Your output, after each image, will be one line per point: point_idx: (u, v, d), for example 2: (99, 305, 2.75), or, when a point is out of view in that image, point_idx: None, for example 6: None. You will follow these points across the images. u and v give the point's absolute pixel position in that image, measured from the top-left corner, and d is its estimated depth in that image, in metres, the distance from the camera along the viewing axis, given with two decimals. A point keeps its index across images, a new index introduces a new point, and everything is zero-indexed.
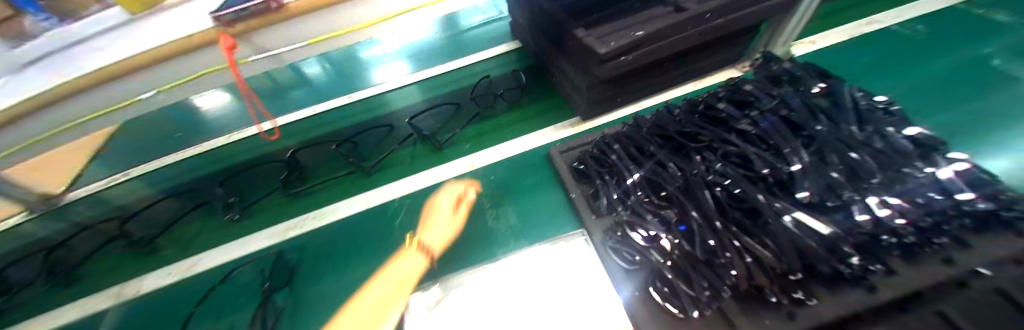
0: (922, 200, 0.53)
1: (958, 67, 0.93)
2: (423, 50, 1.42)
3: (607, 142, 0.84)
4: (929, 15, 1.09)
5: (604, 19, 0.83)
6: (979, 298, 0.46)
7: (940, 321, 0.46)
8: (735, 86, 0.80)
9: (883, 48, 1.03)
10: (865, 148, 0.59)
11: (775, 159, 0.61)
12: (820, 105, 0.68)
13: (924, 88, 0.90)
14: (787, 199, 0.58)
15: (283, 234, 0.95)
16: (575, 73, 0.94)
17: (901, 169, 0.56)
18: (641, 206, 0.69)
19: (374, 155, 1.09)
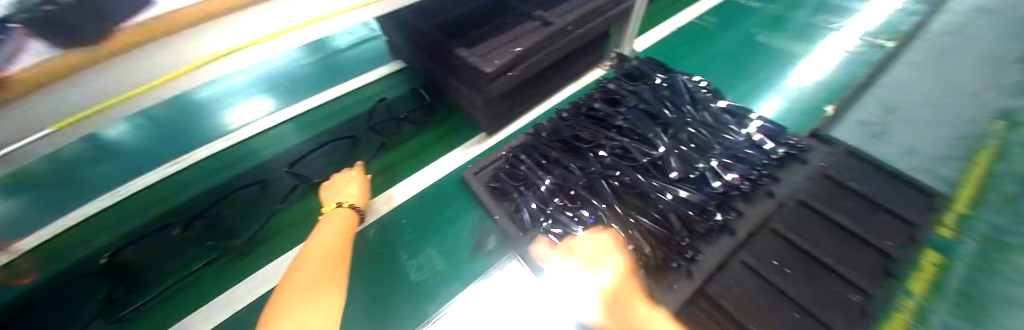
0: (743, 157, 0.76)
1: (739, 44, 1.27)
2: (283, 83, 1.21)
3: (515, 155, 0.86)
4: (712, 8, 1.44)
5: (483, 36, 0.83)
6: (794, 211, 0.74)
7: (776, 234, 0.71)
8: (604, 85, 0.93)
9: (696, 34, 1.33)
10: (701, 123, 0.80)
11: (648, 147, 0.76)
12: (666, 94, 0.86)
13: (726, 63, 1.20)
14: (663, 178, 0.73)
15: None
16: (469, 92, 0.94)
17: (724, 136, 0.79)
18: (558, 212, 0.74)
19: (240, 226, 0.85)
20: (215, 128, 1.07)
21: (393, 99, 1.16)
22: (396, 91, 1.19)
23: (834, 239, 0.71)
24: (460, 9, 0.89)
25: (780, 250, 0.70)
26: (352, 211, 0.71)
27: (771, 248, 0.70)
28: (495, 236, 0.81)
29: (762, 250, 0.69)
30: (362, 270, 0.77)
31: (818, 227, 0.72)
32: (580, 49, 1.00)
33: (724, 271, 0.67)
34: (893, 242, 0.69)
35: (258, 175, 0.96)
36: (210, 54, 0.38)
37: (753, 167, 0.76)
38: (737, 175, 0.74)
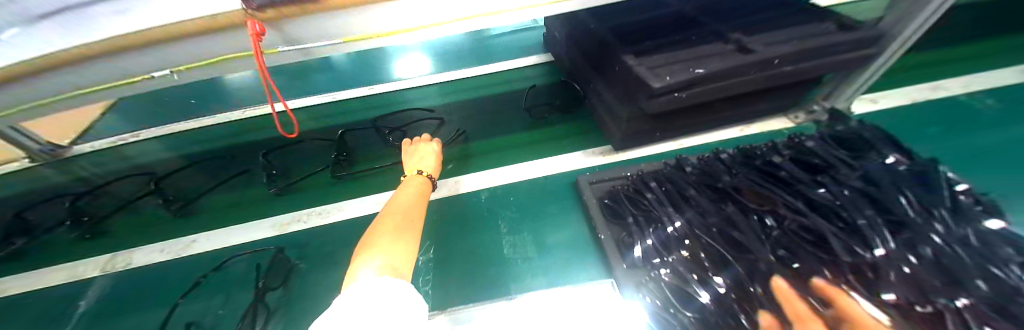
0: None
1: None
2: (445, 53, 1.44)
3: (644, 181, 0.78)
4: (987, 90, 1.01)
5: (658, 48, 0.76)
6: None
7: None
8: (796, 143, 0.75)
9: (959, 121, 0.94)
10: (954, 239, 0.52)
11: (854, 242, 0.54)
12: (903, 181, 0.61)
13: (1016, 172, 0.79)
14: (863, 286, 0.49)
15: (284, 228, 0.91)
16: (616, 101, 0.88)
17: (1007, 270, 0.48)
18: (680, 261, 0.62)
19: (393, 152, 1.06)
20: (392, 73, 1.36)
21: (531, 88, 1.21)
22: (536, 82, 1.24)
23: None
24: (638, 18, 0.86)
25: None
26: (424, 180, 0.74)
27: None
28: (592, 253, 0.75)
29: None
30: (464, 228, 0.84)
31: None
32: (771, 90, 0.82)
33: None
34: None
35: (413, 117, 1.15)
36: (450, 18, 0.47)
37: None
38: None
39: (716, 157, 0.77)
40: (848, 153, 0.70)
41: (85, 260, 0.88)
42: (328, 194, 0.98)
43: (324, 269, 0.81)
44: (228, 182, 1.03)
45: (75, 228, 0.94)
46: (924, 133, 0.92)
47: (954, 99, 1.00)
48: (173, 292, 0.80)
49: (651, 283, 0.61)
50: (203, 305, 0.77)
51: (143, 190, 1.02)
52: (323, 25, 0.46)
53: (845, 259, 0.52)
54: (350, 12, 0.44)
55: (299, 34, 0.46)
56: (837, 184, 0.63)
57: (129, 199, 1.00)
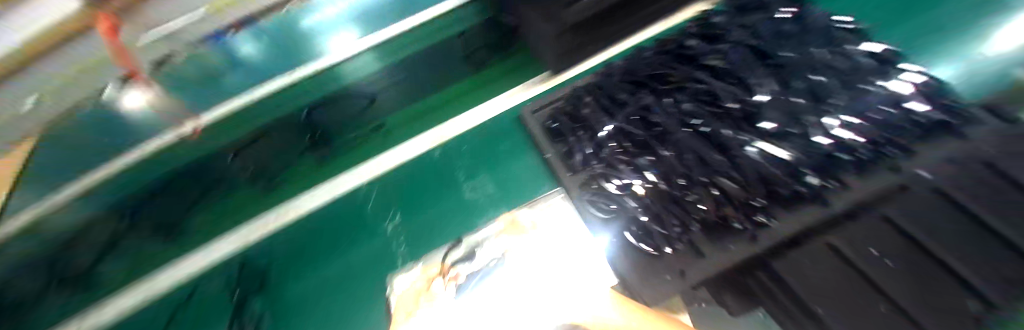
0: (875, 118, 0.57)
1: None
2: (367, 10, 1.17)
3: (580, 95, 0.83)
4: None
5: None
6: (921, 202, 0.50)
7: (886, 225, 0.50)
8: (705, 20, 0.79)
9: None
10: (826, 71, 0.63)
11: (742, 93, 0.64)
12: (787, 33, 0.70)
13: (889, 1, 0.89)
14: (749, 130, 0.60)
15: (247, 238, 0.94)
16: (540, 23, 0.89)
17: (861, 86, 0.60)
18: (614, 155, 0.70)
19: (347, 129, 1.10)
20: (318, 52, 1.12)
21: (460, 37, 1.16)
22: (467, 23, 1.16)
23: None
24: None
25: (887, 244, 0.49)
26: None
27: (872, 237, 0.50)
28: (546, 173, 0.82)
29: (857, 237, 0.50)
30: (426, 185, 0.88)
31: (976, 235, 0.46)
32: None
33: (790, 246, 0.54)
34: None
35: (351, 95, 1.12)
36: None
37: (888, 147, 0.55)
38: (859, 137, 0.55)
39: (640, 53, 0.81)
40: (744, 16, 0.76)
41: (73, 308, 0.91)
42: (295, 185, 1.02)
43: (304, 263, 0.87)
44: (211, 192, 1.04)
45: (62, 287, 0.91)
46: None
47: None
48: None
49: (593, 183, 0.71)
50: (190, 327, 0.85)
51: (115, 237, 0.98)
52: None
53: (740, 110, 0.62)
54: None
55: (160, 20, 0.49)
56: (736, 47, 0.70)
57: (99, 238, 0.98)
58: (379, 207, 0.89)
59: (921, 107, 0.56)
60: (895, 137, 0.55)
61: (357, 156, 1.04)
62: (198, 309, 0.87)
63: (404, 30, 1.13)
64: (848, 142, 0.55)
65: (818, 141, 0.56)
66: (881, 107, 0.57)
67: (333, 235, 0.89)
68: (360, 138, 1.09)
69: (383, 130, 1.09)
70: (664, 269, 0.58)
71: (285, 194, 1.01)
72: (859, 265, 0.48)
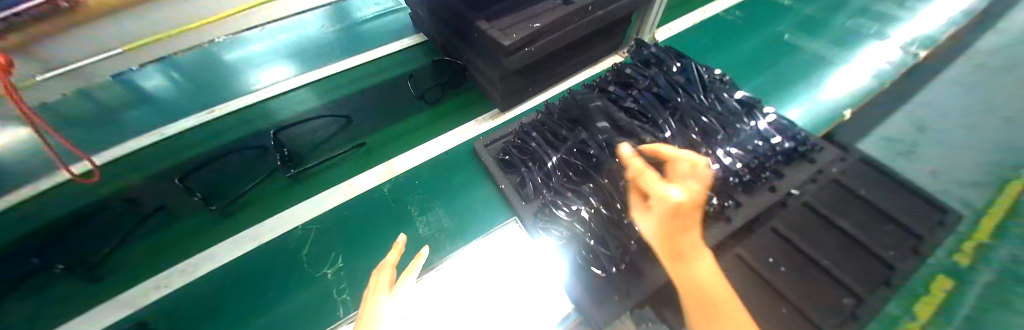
0: (749, 148, 0.74)
1: (745, 54, 1.41)
2: (303, 49, 1.25)
3: (526, 131, 0.90)
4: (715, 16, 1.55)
5: (507, 11, 0.86)
6: (760, 243, 0.95)
7: (737, 257, 0.93)
8: (619, 70, 0.93)
9: (703, 41, 1.45)
10: (709, 113, 0.79)
11: (653, 129, 0.77)
12: (679, 82, 0.85)
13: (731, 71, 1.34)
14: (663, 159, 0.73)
15: (145, 297, 0.75)
16: (486, 66, 0.97)
17: (734, 125, 0.77)
18: (562, 184, 0.77)
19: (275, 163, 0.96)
20: (244, 81, 1.14)
21: (407, 76, 1.20)
22: (414, 64, 1.24)
23: (835, 241, 0.95)
24: None
25: (750, 277, 0.90)
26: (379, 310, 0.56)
27: (739, 271, 0.91)
28: (498, 204, 0.86)
29: (733, 268, 0.91)
30: (378, 220, 0.86)
31: (797, 266, 0.91)
32: (599, 35, 1.01)
33: None
34: (873, 278, 0.88)
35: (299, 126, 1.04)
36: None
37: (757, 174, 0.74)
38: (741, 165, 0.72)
39: (573, 94, 0.92)
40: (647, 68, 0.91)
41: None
42: (208, 231, 0.84)
43: (220, 321, 0.72)
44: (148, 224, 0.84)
45: None
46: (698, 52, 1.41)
47: (702, 27, 1.50)
48: None
49: (546, 210, 0.76)
50: None
51: None
52: (103, 33, 0.40)
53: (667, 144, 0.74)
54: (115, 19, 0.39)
55: (58, 55, 0.40)
56: (644, 92, 0.83)
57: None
58: (314, 252, 0.81)
59: (775, 138, 0.76)
60: (763, 165, 0.74)
61: (297, 192, 0.91)
62: None
63: (348, 66, 1.21)
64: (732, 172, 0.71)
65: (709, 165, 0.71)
66: (753, 141, 0.75)
67: (261, 284, 0.77)
68: (310, 169, 0.95)
69: (365, 150, 1.01)
70: (611, 288, 0.66)
71: (189, 247, 0.82)
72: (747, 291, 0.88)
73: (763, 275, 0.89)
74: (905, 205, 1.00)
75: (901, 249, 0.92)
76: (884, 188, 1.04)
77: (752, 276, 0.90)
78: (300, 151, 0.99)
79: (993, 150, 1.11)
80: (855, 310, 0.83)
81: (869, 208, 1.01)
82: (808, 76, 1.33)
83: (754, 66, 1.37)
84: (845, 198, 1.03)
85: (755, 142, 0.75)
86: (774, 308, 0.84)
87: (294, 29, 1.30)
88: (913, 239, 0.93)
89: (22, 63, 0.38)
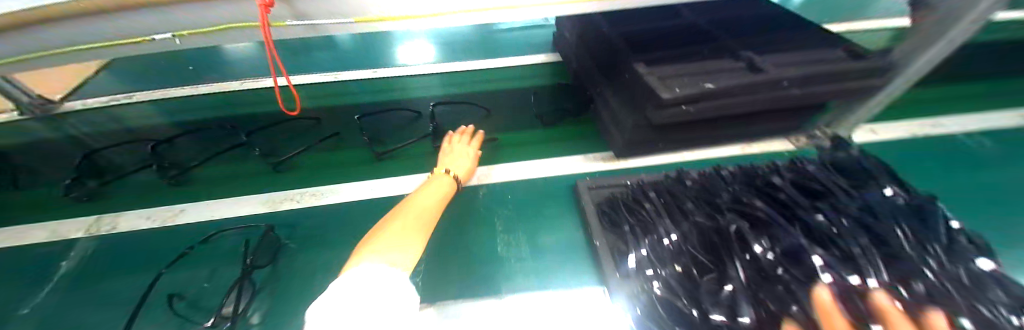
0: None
1: (1004, 187, 0.91)
2: (451, 43, 1.39)
3: (648, 193, 0.79)
4: (947, 130, 1.07)
5: (673, 60, 0.76)
6: None
7: None
8: (801, 171, 0.78)
9: (925, 154, 1.00)
10: (949, 277, 0.55)
11: (835, 261, 0.59)
12: (895, 211, 0.66)
13: (980, 205, 0.86)
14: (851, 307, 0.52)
15: (273, 206, 0.87)
16: (621, 109, 0.88)
17: (996, 307, 0.51)
18: (682, 275, 0.63)
19: (409, 132, 1.06)
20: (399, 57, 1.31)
21: (534, 90, 1.20)
22: (542, 82, 1.23)
23: None
24: (651, 26, 0.88)
25: None
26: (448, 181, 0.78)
27: None
28: (587, 256, 0.76)
29: None
30: (467, 219, 0.83)
31: None
32: (772, 114, 0.84)
33: None
34: None
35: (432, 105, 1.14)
36: None
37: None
38: None
39: (722, 174, 0.80)
40: (849, 185, 0.74)
41: (70, 219, 0.84)
42: (337, 174, 0.95)
43: (313, 255, 0.77)
44: (319, 144, 1.02)
45: (78, 185, 0.89)
46: (930, 166, 0.96)
47: (924, 135, 1.05)
48: (135, 263, 0.76)
49: (646, 297, 0.62)
50: (190, 276, 0.73)
51: (148, 161, 0.96)
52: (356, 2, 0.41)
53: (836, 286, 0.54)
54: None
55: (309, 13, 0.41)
56: (832, 211, 0.68)
57: (146, 154, 0.96)
58: None
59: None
60: None
61: (408, 165, 0.97)
62: (205, 262, 0.76)
63: (483, 66, 1.29)
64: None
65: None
66: None
67: (348, 238, 0.80)
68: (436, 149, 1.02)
69: (495, 145, 1.04)
70: None
71: (316, 181, 0.93)
72: None
73: None
74: None
75: None
76: None
77: None
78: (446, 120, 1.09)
79: None
80: None
81: None
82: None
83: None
84: None
85: None
86: None
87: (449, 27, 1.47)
88: None
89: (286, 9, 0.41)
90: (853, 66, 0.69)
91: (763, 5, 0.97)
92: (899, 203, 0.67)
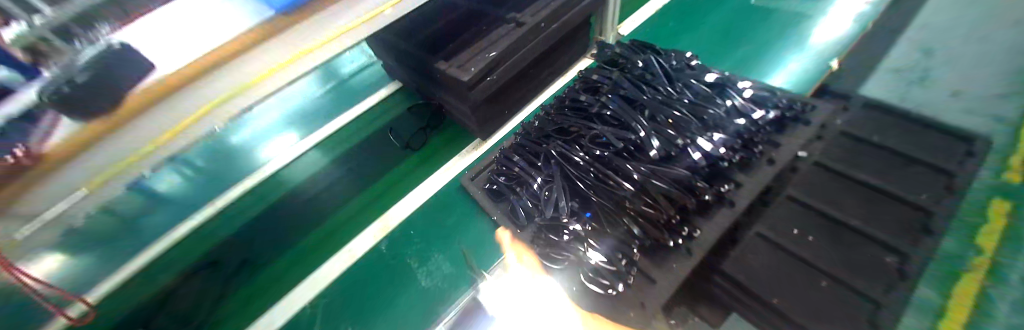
0: (745, 111, 0.72)
1: (715, 24, 1.43)
2: (299, 113, 1.32)
3: (507, 156, 0.88)
4: (673, 2, 1.55)
5: (466, 47, 0.90)
6: (780, 213, 0.89)
7: (758, 238, 0.86)
8: (586, 77, 0.92)
9: (671, 22, 1.48)
10: (682, 98, 0.76)
11: (623, 132, 0.73)
12: (642, 72, 0.84)
13: (709, 42, 1.38)
14: (644, 159, 0.69)
15: None
16: (454, 101, 0.99)
17: (716, 100, 0.75)
18: (547, 203, 0.73)
19: (290, 232, 1.00)
20: (255, 159, 1.20)
21: (392, 123, 1.22)
22: (395, 112, 1.26)
23: (860, 198, 0.88)
24: (436, 26, 0.99)
25: (777, 259, 0.83)
26: None
27: (767, 255, 0.84)
28: (497, 236, 0.84)
29: (760, 251, 0.84)
30: (382, 274, 0.85)
31: (827, 234, 0.84)
32: (559, 45, 1.05)
33: (726, 257, 0.85)
34: (910, 236, 0.80)
35: (300, 191, 1.08)
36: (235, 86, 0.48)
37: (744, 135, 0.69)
38: (725, 147, 0.67)
39: (544, 111, 0.92)
40: (613, 70, 0.90)
41: None
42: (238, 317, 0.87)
43: None
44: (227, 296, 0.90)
45: None
46: (665, 31, 1.45)
47: (665, 11, 1.53)
48: None
49: (542, 236, 0.74)
50: None
51: None
52: (131, 139, 0.43)
53: (629, 148, 0.71)
54: (137, 124, 0.43)
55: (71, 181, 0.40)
56: (611, 95, 0.81)
57: None
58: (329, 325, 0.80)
59: (757, 112, 0.71)
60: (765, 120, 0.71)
61: (315, 260, 0.93)
62: None
63: (336, 125, 1.25)
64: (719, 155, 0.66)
65: (710, 147, 0.66)
66: (761, 98, 0.76)
67: None
68: (323, 231, 0.98)
69: (379, 193, 1.04)
70: (627, 306, 0.63)
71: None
72: (778, 264, 0.82)
73: (790, 251, 0.83)
74: (926, 144, 0.94)
75: (934, 190, 0.85)
76: (897, 131, 0.98)
77: (778, 254, 0.84)
78: (321, 202, 1.05)
79: (978, 64, 1.09)
80: (900, 269, 0.76)
81: (888, 156, 0.94)
82: (781, 35, 1.34)
83: (726, 32, 1.40)
84: (861, 149, 0.97)
85: (757, 101, 0.75)
86: (807, 284, 0.78)
87: (284, 103, 1.36)
88: (941, 178, 0.87)
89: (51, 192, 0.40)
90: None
91: None
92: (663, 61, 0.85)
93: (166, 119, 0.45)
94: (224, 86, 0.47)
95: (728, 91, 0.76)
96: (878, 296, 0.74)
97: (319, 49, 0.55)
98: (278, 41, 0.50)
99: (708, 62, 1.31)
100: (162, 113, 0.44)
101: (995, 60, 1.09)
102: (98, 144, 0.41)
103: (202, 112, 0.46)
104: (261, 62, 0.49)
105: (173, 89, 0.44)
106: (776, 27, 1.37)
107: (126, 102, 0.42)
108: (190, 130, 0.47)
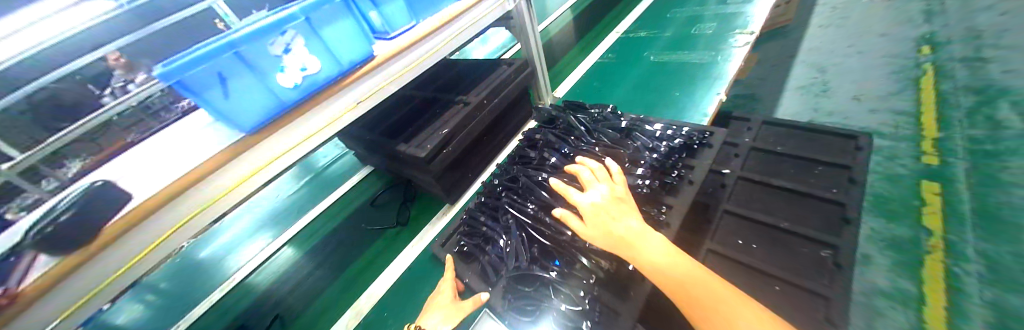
0: (657, 146, 0.88)
1: (630, 81, 1.71)
2: (271, 217, 1.35)
3: (472, 218, 0.96)
4: (593, 72, 1.87)
5: (422, 130, 1.03)
6: (726, 229, 0.98)
7: (712, 255, 0.93)
8: (530, 138, 1.06)
9: (594, 87, 1.75)
10: (604, 145, 0.93)
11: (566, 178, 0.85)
12: (571, 129, 1.02)
13: (626, 96, 1.62)
14: None
15: None
16: (419, 175, 1.09)
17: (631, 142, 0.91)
18: (513, 252, 0.80)
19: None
20: (225, 266, 1.19)
21: (367, 204, 1.29)
22: (368, 194, 1.34)
23: (783, 201, 1.00)
24: (396, 116, 1.15)
25: (733, 271, 0.88)
26: None
27: (725, 267, 0.89)
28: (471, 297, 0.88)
29: (717, 267, 0.90)
30: None
31: (767, 237, 0.93)
32: (506, 113, 1.22)
33: None
34: (835, 228, 0.89)
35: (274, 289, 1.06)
36: (203, 203, 0.60)
37: (661, 165, 0.84)
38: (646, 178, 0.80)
39: (496, 175, 1.03)
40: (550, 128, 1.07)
41: None
42: None
43: None
44: None
45: None
46: (593, 92, 1.71)
47: (586, 79, 1.83)
48: None
49: (513, 285, 0.78)
50: None
51: None
52: (112, 258, 0.52)
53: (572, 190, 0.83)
54: (118, 243, 0.52)
55: (53, 305, 0.48)
56: (551, 150, 0.96)
57: None
58: None
59: (664, 145, 0.87)
60: (676, 149, 0.87)
61: None
62: None
63: (310, 217, 1.30)
64: (637, 183, 0.78)
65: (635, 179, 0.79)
66: (669, 134, 0.92)
67: None
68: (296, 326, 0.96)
69: (354, 272, 1.06)
70: None
71: None
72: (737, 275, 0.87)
73: (742, 261, 0.89)
74: (821, 148, 1.10)
75: (839, 183, 0.98)
76: (797, 140, 1.15)
77: (733, 265, 0.89)
78: (296, 294, 1.04)
79: (844, 89, 1.36)
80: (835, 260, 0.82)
81: (796, 162, 1.09)
82: (685, 80, 1.59)
83: (640, 85, 1.66)
84: (772, 160, 1.12)
85: (666, 136, 0.91)
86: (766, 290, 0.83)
87: (260, 209, 1.39)
88: (843, 172, 1.00)
89: (34, 314, 0.47)
90: (511, 70, 1.15)
91: (453, 65, 1.40)
92: (583, 117, 1.04)
93: (145, 238, 0.55)
94: (198, 204, 0.60)
95: (637, 134, 0.93)
96: (823, 288, 0.77)
97: (284, 155, 0.70)
98: (244, 157, 0.64)
99: (631, 108, 1.53)
100: (144, 230, 0.55)
101: (856, 83, 1.37)
102: (79, 269, 0.49)
103: (161, 240, 0.57)
104: (219, 185, 0.62)
105: (147, 218, 0.54)
106: (680, 75, 1.64)
107: (109, 228, 0.51)
108: (150, 256, 0.56)
